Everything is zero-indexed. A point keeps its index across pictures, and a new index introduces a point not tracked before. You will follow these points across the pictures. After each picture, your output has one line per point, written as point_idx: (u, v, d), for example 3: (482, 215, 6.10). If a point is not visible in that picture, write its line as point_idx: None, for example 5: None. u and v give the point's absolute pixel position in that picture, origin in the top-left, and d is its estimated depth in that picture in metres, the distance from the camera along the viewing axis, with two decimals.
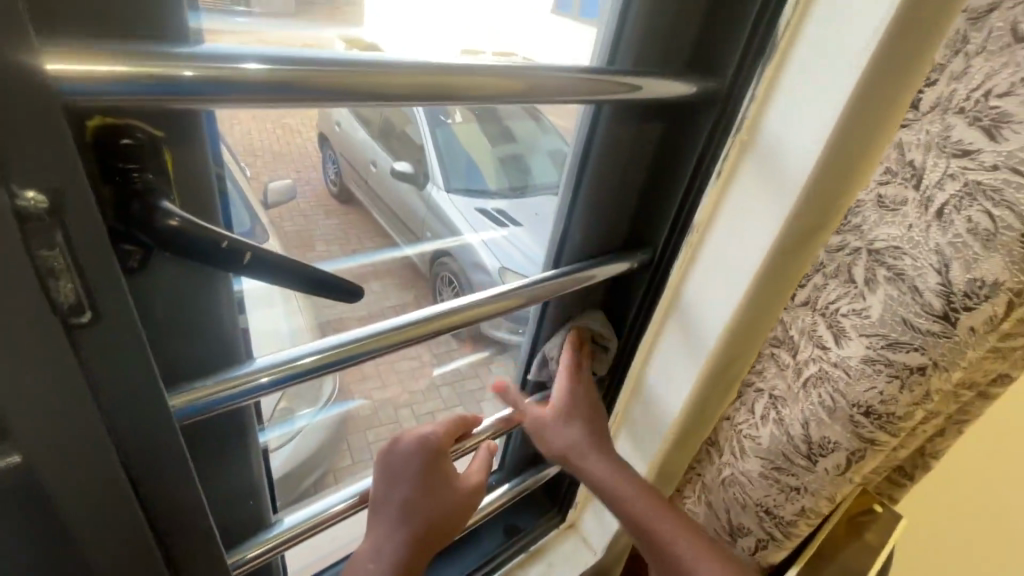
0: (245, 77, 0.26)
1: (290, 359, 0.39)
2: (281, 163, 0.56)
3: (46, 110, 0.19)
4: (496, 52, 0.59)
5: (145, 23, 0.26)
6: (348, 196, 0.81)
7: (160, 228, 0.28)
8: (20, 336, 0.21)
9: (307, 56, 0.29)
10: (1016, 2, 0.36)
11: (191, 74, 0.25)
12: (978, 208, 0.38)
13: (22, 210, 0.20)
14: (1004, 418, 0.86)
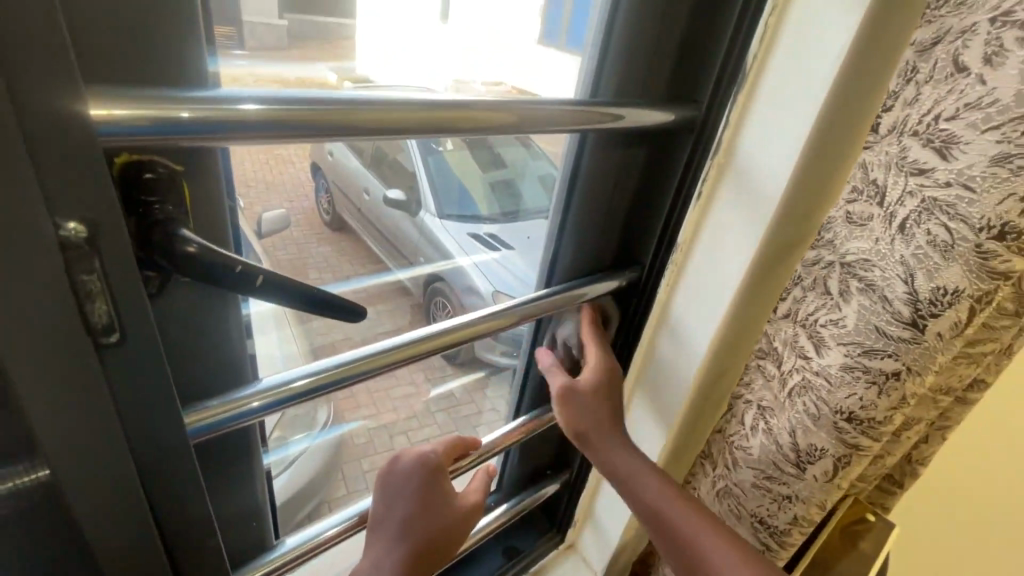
0: (245, 117, 0.28)
1: (282, 382, 0.40)
2: (274, 192, 0.58)
3: (89, 149, 0.21)
4: (485, 83, 0.64)
5: (175, 69, 0.29)
6: (340, 223, 0.83)
7: (178, 254, 0.30)
8: (57, 353, 0.23)
9: (303, 94, 0.31)
10: (956, 36, 0.39)
11: (189, 115, 0.27)
12: (935, 222, 0.41)
13: (64, 240, 0.22)
14: (986, 419, 0.90)
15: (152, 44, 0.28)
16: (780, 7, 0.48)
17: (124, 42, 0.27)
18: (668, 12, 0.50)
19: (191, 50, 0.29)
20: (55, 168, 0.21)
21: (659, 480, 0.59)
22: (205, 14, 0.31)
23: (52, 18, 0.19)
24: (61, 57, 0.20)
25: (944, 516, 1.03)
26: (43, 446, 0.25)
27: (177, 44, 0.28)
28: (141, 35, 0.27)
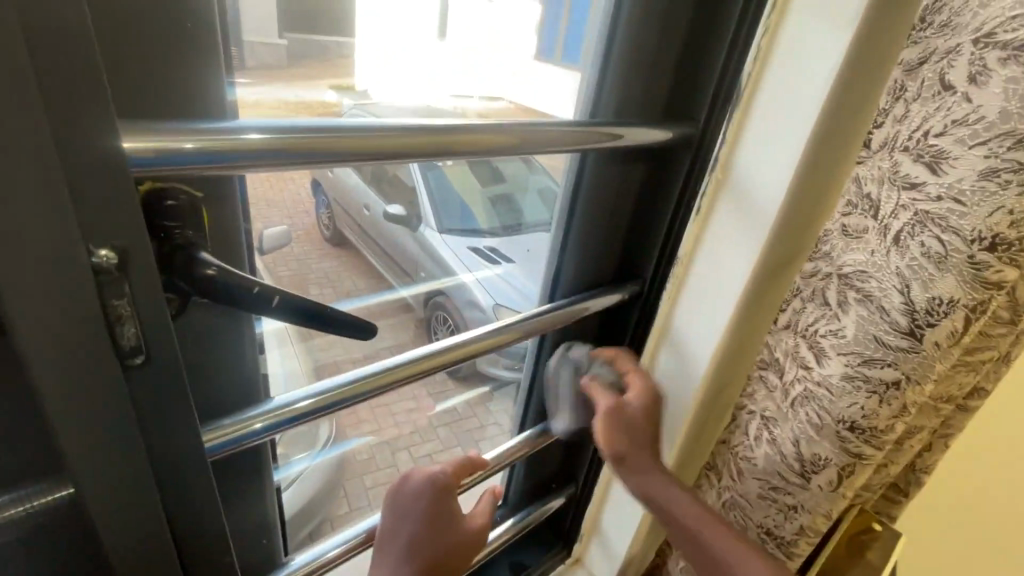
0: (246, 146, 0.30)
1: (286, 403, 0.41)
2: (274, 209, 0.58)
3: (123, 182, 0.23)
4: (484, 96, 0.68)
5: (198, 98, 0.30)
6: (340, 239, 0.82)
7: (198, 276, 0.31)
8: (93, 373, 0.24)
9: (305, 123, 0.33)
10: (941, 57, 0.41)
11: (194, 145, 0.28)
12: (929, 234, 0.42)
13: (96, 266, 0.23)
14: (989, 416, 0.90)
15: (177, 78, 0.29)
16: (772, 28, 0.49)
17: (152, 77, 0.28)
18: (660, 35, 0.52)
19: (211, 81, 0.30)
20: (88, 199, 0.22)
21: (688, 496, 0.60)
22: (225, 43, 0.32)
23: (92, 61, 0.20)
24: (97, 97, 0.21)
25: (954, 518, 1.03)
26: (72, 464, 0.26)
27: (199, 75, 0.30)
28: (169, 71, 0.29)
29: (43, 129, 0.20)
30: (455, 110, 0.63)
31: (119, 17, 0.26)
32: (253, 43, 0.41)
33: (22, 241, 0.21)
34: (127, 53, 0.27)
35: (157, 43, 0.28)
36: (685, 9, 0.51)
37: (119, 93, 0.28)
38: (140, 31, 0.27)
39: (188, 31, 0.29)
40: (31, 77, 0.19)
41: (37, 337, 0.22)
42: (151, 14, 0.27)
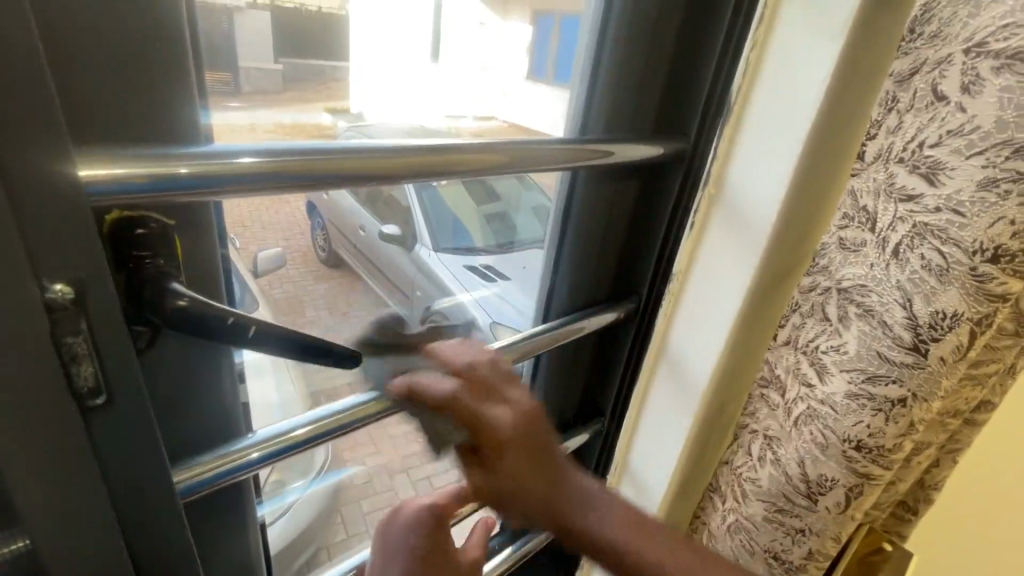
0: (239, 169, 0.28)
1: (283, 431, 0.40)
2: (270, 232, 0.58)
3: (75, 210, 0.21)
4: (478, 116, 0.66)
5: (167, 124, 0.29)
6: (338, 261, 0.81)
7: (170, 309, 0.29)
8: (39, 415, 0.22)
9: (303, 145, 0.32)
10: (932, 66, 0.40)
11: (189, 170, 0.27)
12: (928, 246, 0.41)
13: (49, 302, 0.21)
14: (1011, 421, 0.83)
15: (144, 103, 0.28)
16: (761, 41, 0.49)
17: (118, 102, 0.27)
18: (650, 54, 0.52)
19: (181, 107, 0.29)
20: (47, 236, 0.21)
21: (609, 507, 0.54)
22: (198, 67, 0.31)
23: (40, 81, 0.19)
24: (47, 120, 0.20)
25: (982, 528, 0.96)
26: (25, 514, 0.24)
27: (166, 101, 0.29)
28: (135, 97, 0.28)
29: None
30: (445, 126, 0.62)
31: (81, 42, 0.25)
32: (246, 67, 0.41)
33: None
34: (97, 80, 0.26)
35: (122, 68, 0.27)
36: (673, 24, 0.51)
37: (81, 120, 0.27)
38: (104, 56, 0.26)
39: (155, 55, 0.28)
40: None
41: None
42: (114, 37, 0.26)
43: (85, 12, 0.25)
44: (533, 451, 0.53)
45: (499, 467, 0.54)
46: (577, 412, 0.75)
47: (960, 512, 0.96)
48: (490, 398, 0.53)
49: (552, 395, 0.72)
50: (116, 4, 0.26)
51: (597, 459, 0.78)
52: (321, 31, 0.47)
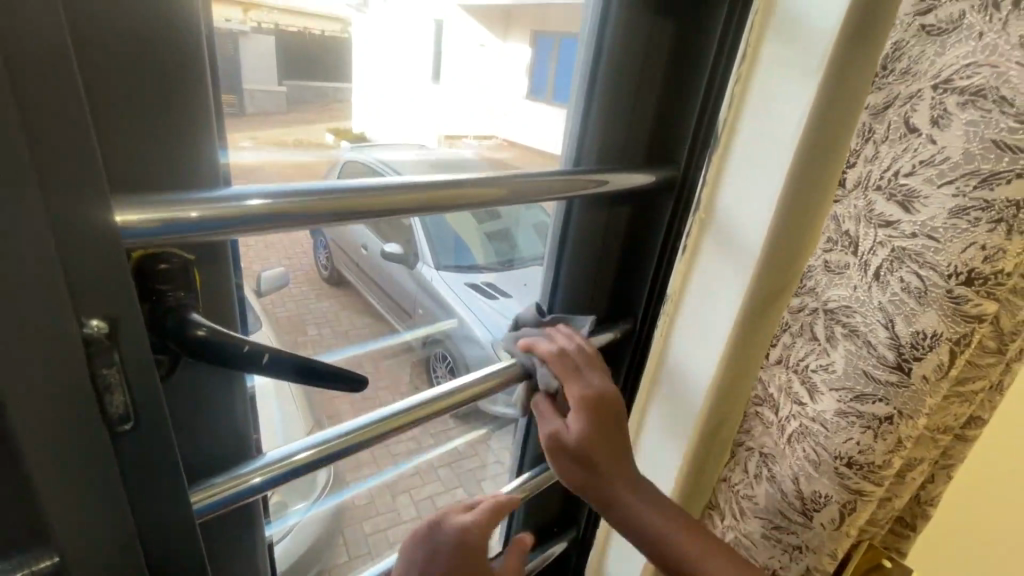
0: (249, 212, 0.31)
1: (285, 455, 0.41)
2: (274, 252, 0.58)
3: (110, 248, 0.23)
4: (478, 135, 0.74)
5: (191, 167, 0.32)
6: (340, 279, 0.80)
7: (189, 338, 0.31)
8: (72, 441, 0.24)
9: (302, 187, 0.34)
10: (905, 100, 0.42)
11: (198, 214, 0.29)
12: (907, 269, 0.43)
13: (87, 336, 0.24)
14: (1006, 435, 0.85)
15: (172, 150, 0.31)
16: (745, 75, 0.52)
17: (149, 150, 0.30)
18: (639, 88, 0.55)
19: (204, 152, 0.32)
20: (88, 279, 0.23)
21: (649, 497, 0.53)
22: (219, 109, 0.34)
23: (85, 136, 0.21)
24: (90, 169, 0.22)
25: (980, 540, 0.97)
26: (58, 535, 0.26)
27: (191, 147, 0.31)
28: (165, 145, 0.30)
29: (36, 200, 0.21)
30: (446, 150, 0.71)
31: (118, 99, 0.28)
32: (249, 88, 0.40)
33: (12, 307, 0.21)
34: (129, 133, 0.29)
35: (153, 119, 0.29)
36: (660, 66, 0.54)
37: (115, 167, 0.29)
38: (137, 109, 0.29)
39: (182, 107, 0.30)
40: (28, 154, 0.20)
41: (28, 410, 0.22)
42: (144, 94, 0.29)
43: (121, 72, 0.28)
44: (609, 426, 0.52)
45: (573, 437, 0.52)
46: None
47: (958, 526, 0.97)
48: (588, 369, 0.53)
49: None
50: (150, 66, 0.28)
51: None
52: (325, 52, 0.48)
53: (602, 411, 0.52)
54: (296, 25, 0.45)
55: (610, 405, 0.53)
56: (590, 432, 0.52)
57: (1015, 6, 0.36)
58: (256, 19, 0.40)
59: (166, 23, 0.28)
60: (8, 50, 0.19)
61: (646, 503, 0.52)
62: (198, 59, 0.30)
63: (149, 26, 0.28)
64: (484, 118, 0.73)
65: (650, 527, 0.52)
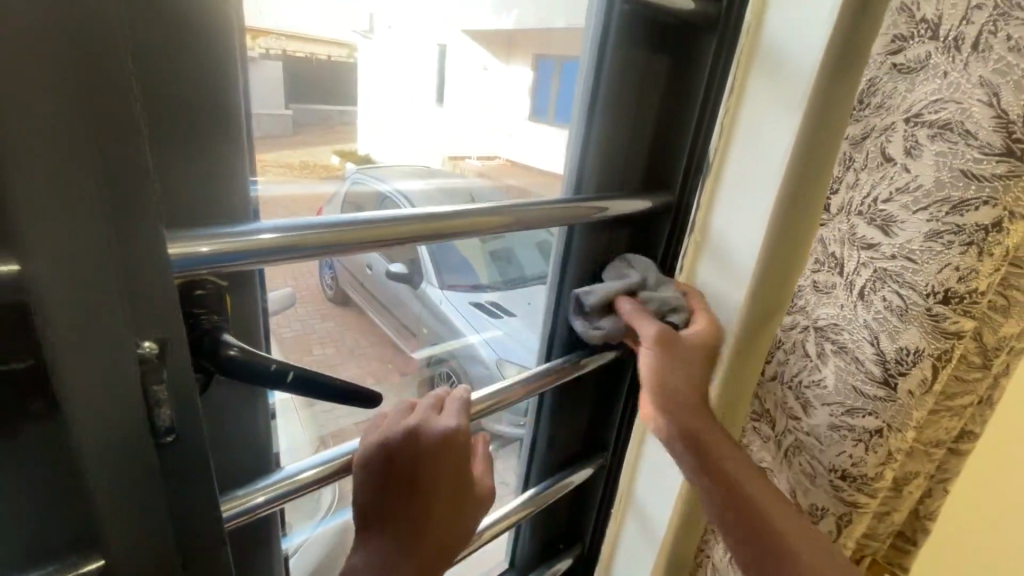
0: (264, 245, 0.33)
1: (290, 474, 0.42)
2: (280, 272, 0.60)
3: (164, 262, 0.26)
4: (480, 155, 0.77)
5: (227, 174, 0.35)
6: (344, 299, 0.80)
7: (221, 357, 0.34)
8: (128, 452, 0.27)
9: (309, 220, 0.36)
10: (882, 132, 0.45)
11: (207, 248, 0.31)
12: (889, 289, 0.46)
13: (141, 356, 0.26)
14: (995, 448, 0.86)
15: (208, 164, 0.34)
16: (733, 106, 0.55)
17: (189, 158, 0.33)
18: (635, 119, 0.58)
19: (237, 159, 0.35)
20: (143, 306, 0.26)
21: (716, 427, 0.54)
22: (252, 148, 0.38)
23: (143, 160, 0.24)
24: (146, 195, 0.24)
25: (976, 554, 0.97)
26: (107, 539, 0.28)
27: (224, 155, 0.35)
28: (204, 154, 0.34)
29: (102, 219, 0.23)
30: (451, 170, 0.75)
31: (161, 110, 0.31)
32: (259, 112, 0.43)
33: (76, 313, 0.24)
34: (178, 174, 0.33)
35: (200, 163, 0.34)
36: (654, 100, 0.58)
37: (165, 176, 0.33)
38: (184, 154, 0.33)
39: (215, 116, 0.33)
40: (96, 178, 0.22)
41: (81, 415, 0.25)
42: (193, 140, 0.33)
43: (173, 123, 0.32)
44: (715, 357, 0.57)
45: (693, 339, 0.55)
46: (581, 447, 0.79)
47: (953, 540, 0.97)
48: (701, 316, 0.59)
49: (557, 430, 0.75)
50: (188, 78, 0.32)
51: (601, 494, 0.80)
52: (330, 76, 0.52)
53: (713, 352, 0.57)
54: (303, 50, 0.47)
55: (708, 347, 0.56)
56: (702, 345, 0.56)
57: (974, 49, 0.40)
58: (264, 46, 0.43)
59: (198, 38, 0.31)
60: (83, 84, 0.21)
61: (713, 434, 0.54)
62: (232, 69, 0.33)
63: (182, 40, 0.31)
64: (490, 137, 0.77)
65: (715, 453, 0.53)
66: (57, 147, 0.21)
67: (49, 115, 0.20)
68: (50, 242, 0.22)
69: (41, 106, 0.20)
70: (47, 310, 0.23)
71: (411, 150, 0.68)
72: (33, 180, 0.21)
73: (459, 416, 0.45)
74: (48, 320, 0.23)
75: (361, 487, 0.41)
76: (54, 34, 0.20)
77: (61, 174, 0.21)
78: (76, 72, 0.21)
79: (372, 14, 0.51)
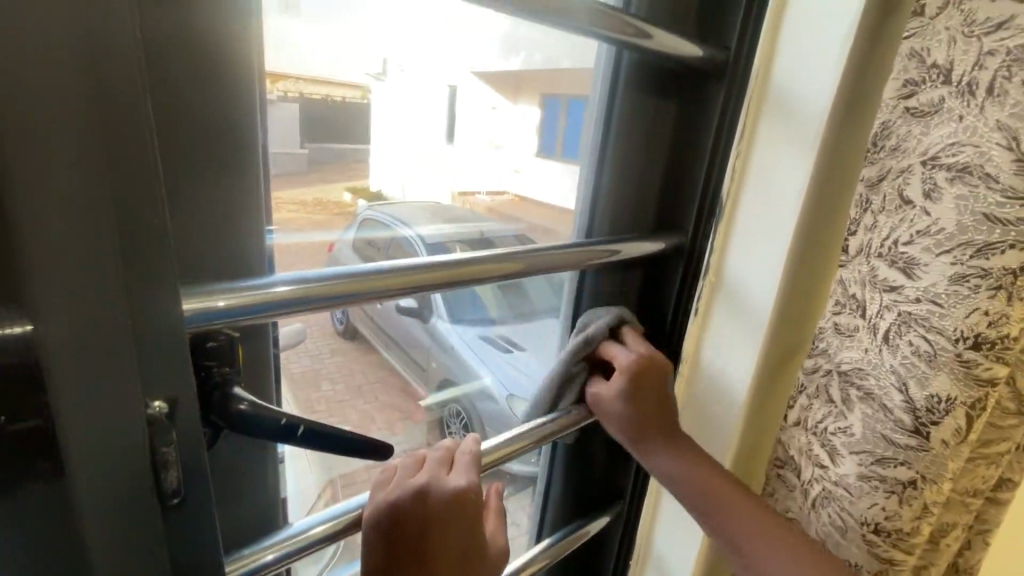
0: (277, 297, 0.33)
1: (299, 530, 0.40)
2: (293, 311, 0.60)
3: (174, 305, 0.25)
4: (490, 193, 0.76)
5: (245, 198, 0.35)
6: (353, 332, 0.77)
7: (230, 412, 0.34)
8: (130, 512, 0.26)
9: (325, 272, 0.36)
10: (897, 174, 0.45)
11: (225, 302, 0.31)
12: (915, 333, 0.44)
13: (150, 416, 0.26)
14: None
15: (223, 214, 0.34)
16: (744, 151, 0.55)
17: (207, 178, 0.33)
18: (646, 161, 0.59)
19: (254, 184, 0.35)
20: (166, 363, 0.26)
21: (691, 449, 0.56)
22: (269, 197, 0.38)
23: (158, 203, 0.23)
24: (164, 255, 0.24)
25: None
26: None
27: (243, 174, 0.34)
28: (216, 188, 0.34)
29: (111, 256, 0.23)
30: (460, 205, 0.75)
31: (177, 132, 0.31)
32: (277, 152, 0.44)
33: (84, 358, 0.23)
34: (193, 223, 0.33)
35: (211, 212, 0.34)
36: (665, 143, 0.59)
37: (179, 201, 0.32)
38: (195, 198, 0.33)
39: (231, 136, 0.33)
40: (110, 219, 0.22)
41: (83, 469, 0.24)
42: (208, 190, 0.33)
43: (188, 173, 0.32)
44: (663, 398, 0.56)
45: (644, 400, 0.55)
46: (596, 494, 0.75)
47: None
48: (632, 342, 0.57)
49: (570, 472, 0.74)
50: (202, 106, 0.32)
51: (617, 545, 0.76)
52: (344, 120, 0.52)
53: (649, 379, 0.55)
54: (319, 92, 0.48)
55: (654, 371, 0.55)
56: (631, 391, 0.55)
57: (989, 94, 0.40)
58: (283, 88, 0.45)
59: (206, 57, 0.31)
60: (102, 136, 0.21)
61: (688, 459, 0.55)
62: (246, 110, 0.33)
63: (204, 93, 0.32)
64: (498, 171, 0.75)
65: (700, 478, 0.54)
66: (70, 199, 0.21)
67: (62, 149, 0.20)
68: (59, 281, 0.21)
69: (67, 173, 0.21)
70: (57, 357, 0.22)
71: (410, 152, 0.63)
72: (46, 231, 0.21)
73: (469, 471, 0.44)
74: (49, 363, 0.22)
75: (370, 546, 0.40)
76: (68, 73, 0.20)
77: (72, 210, 0.21)
78: (90, 121, 0.21)
79: (387, 58, 0.53)
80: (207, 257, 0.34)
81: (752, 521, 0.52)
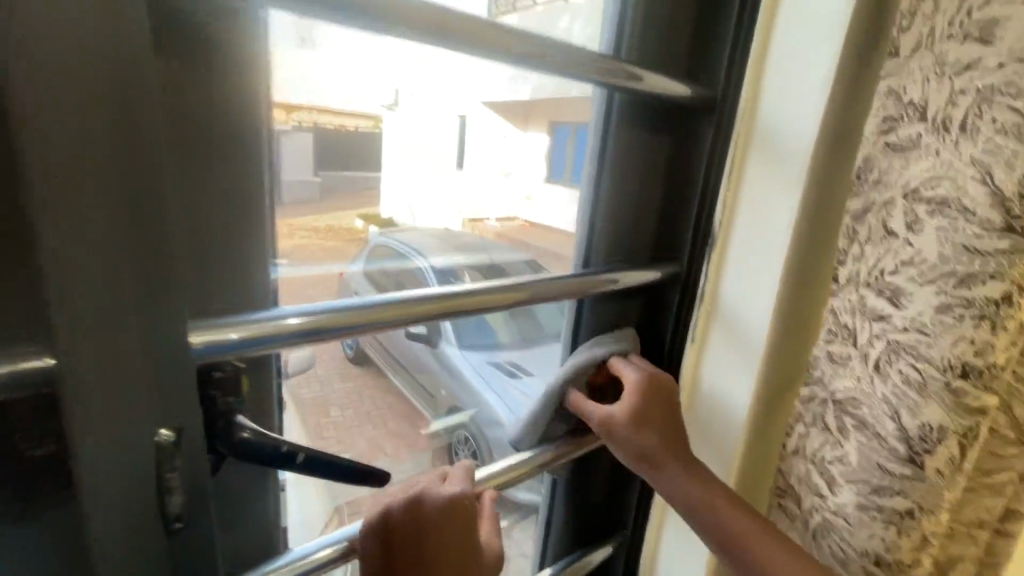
0: (287, 329, 0.35)
1: (303, 554, 0.41)
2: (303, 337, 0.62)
3: (183, 340, 0.27)
4: (501, 217, 0.82)
5: (252, 236, 0.37)
6: (362, 358, 0.77)
7: (234, 440, 0.35)
8: (139, 538, 0.27)
9: (330, 303, 0.38)
10: (881, 207, 0.47)
11: (236, 334, 0.33)
12: (904, 362, 0.45)
13: (158, 444, 0.27)
14: None
15: (231, 251, 0.36)
16: (735, 181, 0.57)
17: (219, 218, 0.36)
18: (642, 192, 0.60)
19: (261, 223, 0.37)
20: (176, 392, 0.28)
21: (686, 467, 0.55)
22: (275, 231, 0.41)
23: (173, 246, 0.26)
24: (177, 295, 0.26)
25: None
26: None
27: (250, 209, 0.37)
28: (226, 227, 0.36)
29: (129, 299, 0.24)
30: (470, 231, 0.85)
31: (187, 172, 0.34)
32: (290, 180, 0.45)
33: (100, 393, 0.25)
34: (206, 261, 0.36)
35: (220, 250, 0.36)
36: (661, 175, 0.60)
37: (194, 240, 0.35)
38: (205, 238, 0.35)
39: (241, 178, 0.36)
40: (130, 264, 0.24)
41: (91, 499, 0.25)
42: (219, 230, 0.36)
43: (202, 215, 0.35)
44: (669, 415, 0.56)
45: (651, 419, 0.55)
46: (599, 521, 0.75)
47: None
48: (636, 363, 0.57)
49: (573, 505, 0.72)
50: (212, 153, 0.34)
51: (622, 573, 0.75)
52: (362, 147, 0.55)
53: (657, 395, 0.55)
54: (333, 121, 0.51)
55: (663, 388, 0.56)
56: (642, 407, 0.54)
57: (962, 130, 0.42)
58: (297, 119, 0.46)
59: (214, 104, 0.33)
60: (126, 189, 0.23)
61: (687, 476, 0.54)
62: (253, 154, 0.36)
63: (213, 140, 0.34)
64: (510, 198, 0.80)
65: (699, 497, 0.53)
66: (90, 248, 0.23)
67: (92, 203, 0.22)
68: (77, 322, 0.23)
69: (93, 224, 0.23)
70: (73, 392, 0.24)
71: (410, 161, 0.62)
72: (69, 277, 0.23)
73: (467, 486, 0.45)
74: (67, 393, 0.24)
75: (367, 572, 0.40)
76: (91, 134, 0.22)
77: (91, 258, 0.23)
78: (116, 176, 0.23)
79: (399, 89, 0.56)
80: (217, 291, 0.37)
81: (763, 542, 0.51)
